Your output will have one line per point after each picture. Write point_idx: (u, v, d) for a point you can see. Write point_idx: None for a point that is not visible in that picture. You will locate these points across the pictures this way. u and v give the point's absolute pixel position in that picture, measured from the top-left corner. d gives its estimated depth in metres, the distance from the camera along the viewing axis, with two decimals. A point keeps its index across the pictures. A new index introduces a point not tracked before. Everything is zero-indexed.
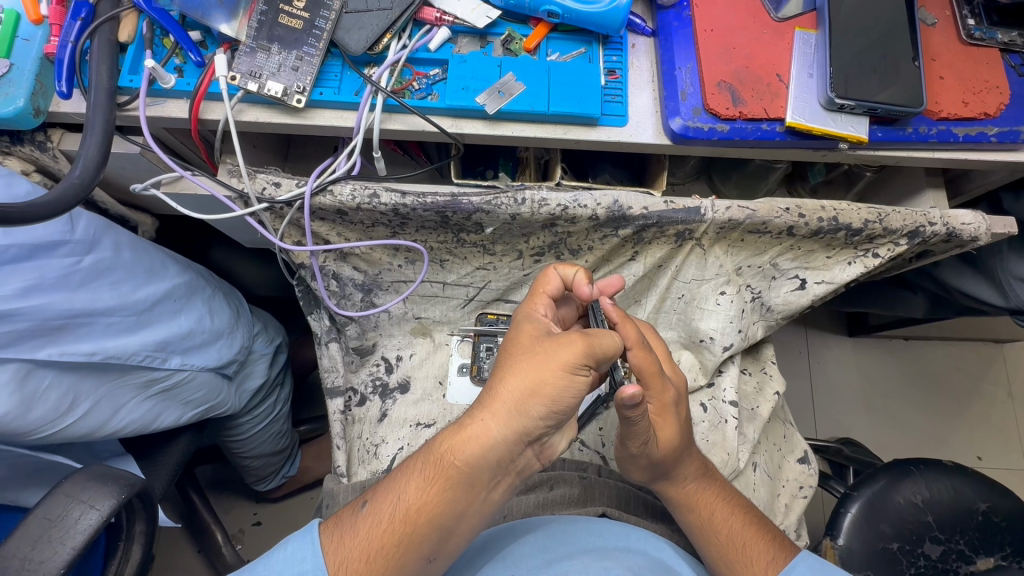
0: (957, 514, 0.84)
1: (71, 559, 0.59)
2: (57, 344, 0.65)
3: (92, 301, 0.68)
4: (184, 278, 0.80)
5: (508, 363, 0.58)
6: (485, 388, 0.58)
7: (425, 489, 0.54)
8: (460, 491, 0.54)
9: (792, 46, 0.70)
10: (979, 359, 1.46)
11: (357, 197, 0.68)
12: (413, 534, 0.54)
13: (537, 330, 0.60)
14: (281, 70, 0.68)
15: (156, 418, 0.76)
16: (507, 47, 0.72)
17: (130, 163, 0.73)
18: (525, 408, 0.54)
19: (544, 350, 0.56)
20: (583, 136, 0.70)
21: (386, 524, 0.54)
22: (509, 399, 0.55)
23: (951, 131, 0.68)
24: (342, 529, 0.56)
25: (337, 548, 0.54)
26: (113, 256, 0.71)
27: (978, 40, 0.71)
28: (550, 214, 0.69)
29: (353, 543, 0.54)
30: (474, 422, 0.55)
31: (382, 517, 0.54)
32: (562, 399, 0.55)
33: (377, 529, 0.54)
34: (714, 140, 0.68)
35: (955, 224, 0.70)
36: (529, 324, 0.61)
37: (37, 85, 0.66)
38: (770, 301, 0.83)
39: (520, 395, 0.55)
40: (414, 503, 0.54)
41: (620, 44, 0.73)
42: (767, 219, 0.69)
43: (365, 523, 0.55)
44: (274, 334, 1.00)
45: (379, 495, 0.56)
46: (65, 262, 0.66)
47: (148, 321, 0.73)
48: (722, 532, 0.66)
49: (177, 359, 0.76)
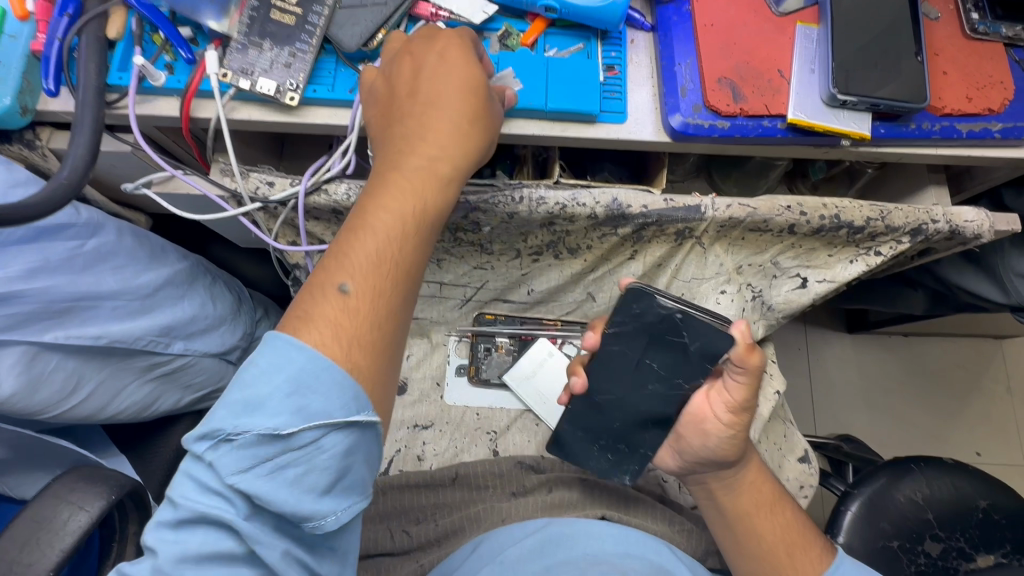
0: (958, 513, 0.84)
1: (61, 561, 0.58)
2: (63, 327, 0.64)
3: (95, 284, 0.66)
4: (184, 265, 0.78)
5: (424, 131, 0.56)
6: (394, 145, 0.56)
7: (398, 242, 0.52)
8: (409, 284, 0.53)
9: (794, 41, 0.68)
10: (979, 355, 1.46)
11: (352, 197, 0.67)
12: (394, 284, 0.51)
13: (437, 104, 0.57)
14: (273, 67, 0.66)
15: (155, 402, 0.75)
16: (504, 43, 0.70)
17: (121, 163, 0.72)
18: (467, 151, 0.57)
19: (468, 123, 0.57)
20: (581, 133, 0.69)
21: (376, 288, 0.49)
22: (418, 183, 0.54)
23: (954, 127, 0.67)
24: (330, 314, 0.47)
25: (332, 326, 0.47)
26: (116, 242, 0.70)
27: (983, 35, 0.70)
28: (548, 212, 0.68)
29: (334, 311, 0.48)
30: (428, 194, 0.55)
31: (370, 290, 0.49)
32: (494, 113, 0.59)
33: (366, 312, 0.49)
34: (715, 137, 0.67)
35: (958, 222, 0.69)
36: (434, 128, 0.56)
37: (24, 82, 0.65)
38: (772, 299, 0.82)
39: (461, 147, 0.57)
40: (394, 251, 0.52)
41: (619, 39, 0.72)
42: (768, 216, 0.69)
43: (355, 310, 0.48)
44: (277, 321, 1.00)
45: (338, 327, 0.47)
46: (69, 245, 0.65)
47: (151, 306, 0.72)
48: (778, 522, 0.66)
49: (180, 344, 0.75)
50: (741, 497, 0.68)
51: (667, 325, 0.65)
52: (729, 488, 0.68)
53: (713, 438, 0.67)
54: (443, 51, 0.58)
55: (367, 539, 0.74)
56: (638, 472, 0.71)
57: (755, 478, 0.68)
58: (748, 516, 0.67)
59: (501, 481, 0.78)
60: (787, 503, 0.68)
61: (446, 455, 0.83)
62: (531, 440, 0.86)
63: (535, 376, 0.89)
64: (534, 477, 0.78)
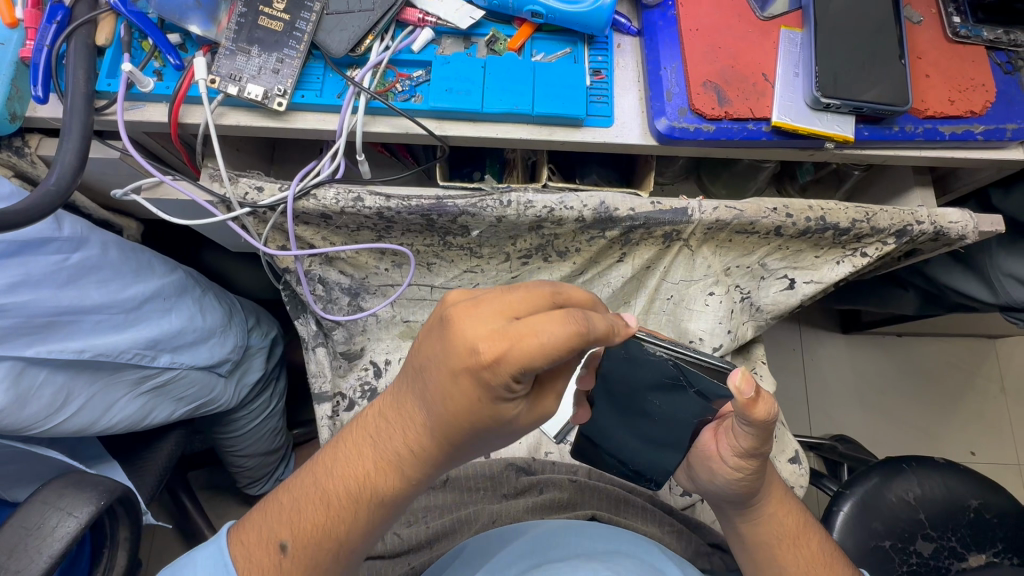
0: (949, 512, 0.84)
1: (50, 567, 0.58)
2: (45, 342, 0.64)
3: (79, 298, 0.67)
4: (172, 277, 0.78)
5: (440, 420, 0.50)
6: (435, 375, 0.49)
7: (377, 468, 0.53)
8: (354, 557, 0.55)
9: (777, 45, 0.69)
10: (972, 354, 1.46)
11: (341, 201, 0.67)
12: (333, 561, 0.53)
13: (471, 358, 0.46)
14: (261, 73, 0.67)
15: (147, 415, 0.75)
16: (491, 48, 0.71)
17: (110, 170, 0.72)
18: (472, 403, 0.48)
19: (479, 437, 0.51)
20: (568, 137, 0.69)
21: (338, 503, 0.53)
22: (442, 418, 0.50)
23: (937, 130, 0.68)
24: (264, 566, 0.52)
25: (291, 526, 0.53)
26: (100, 255, 0.70)
27: (964, 38, 0.70)
28: (536, 216, 0.69)
29: (305, 523, 0.53)
30: (412, 470, 0.53)
31: (309, 553, 0.52)
32: (540, 351, 0.44)
33: (328, 510, 0.53)
34: (700, 140, 0.67)
35: (942, 223, 0.70)
36: (449, 402, 0.48)
37: (13, 89, 0.65)
38: (760, 301, 0.83)
39: (467, 396, 0.48)
40: (371, 486, 0.53)
41: (606, 43, 0.72)
42: (754, 219, 0.69)
43: (319, 501, 0.53)
44: (271, 327, 1.00)
45: (300, 531, 0.53)
46: (52, 259, 0.65)
47: (137, 319, 0.72)
48: (803, 555, 0.63)
49: (167, 357, 0.75)
50: (760, 529, 0.65)
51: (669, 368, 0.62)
52: (749, 518, 0.66)
53: (721, 476, 0.65)
54: (521, 325, 0.45)
55: None
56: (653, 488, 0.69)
57: (777, 510, 0.66)
58: (768, 547, 0.64)
59: (492, 484, 0.78)
60: (813, 534, 0.66)
61: None
62: (522, 442, 0.84)
63: None
64: (525, 479, 0.78)
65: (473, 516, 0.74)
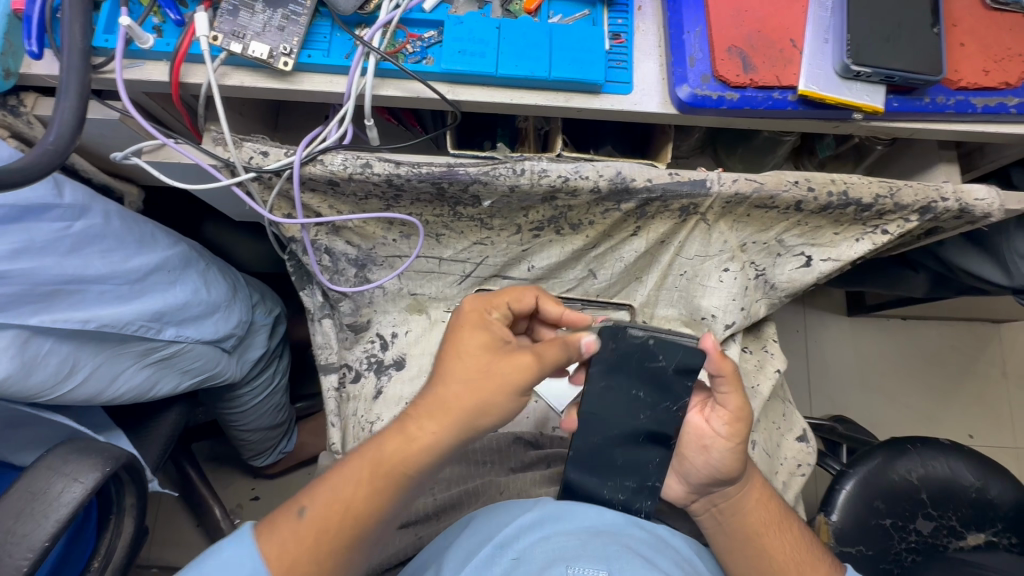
0: (952, 494, 0.84)
1: (57, 532, 0.57)
2: (50, 311, 0.63)
3: (83, 268, 0.65)
4: (177, 250, 0.76)
5: (444, 376, 0.56)
6: (449, 342, 0.59)
7: (394, 443, 0.54)
8: (365, 529, 0.53)
9: (807, 9, 0.66)
10: (975, 338, 1.46)
11: (349, 167, 0.65)
12: (343, 527, 0.52)
13: (478, 316, 0.60)
14: (266, 30, 0.64)
15: (153, 387, 0.75)
16: (506, 9, 0.69)
17: (109, 132, 0.70)
18: (479, 345, 0.57)
19: (474, 383, 0.54)
20: (585, 104, 0.67)
21: (358, 477, 0.53)
22: (453, 371, 0.56)
23: (969, 101, 0.65)
24: (281, 540, 0.51)
25: (311, 496, 0.54)
26: (104, 225, 0.68)
27: (1002, 5, 0.67)
28: (550, 185, 0.66)
29: (324, 496, 0.53)
30: (418, 431, 0.54)
31: (323, 520, 0.52)
32: (517, 297, 0.66)
33: (347, 481, 0.53)
34: (723, 109, 0.65)
35: (968, 199, 0.68)
36: (457, 355, 0.56)
37: (6, 44, 0.62)
38: (775, 277, 0.82)
39: (469, 337, 0.58)
40: (383, 456, 0.54)
41: (626, 6, 0.69)
42: (774, 192, 0.67)
43: (339, 475, 0.54)
44: (273, 305, 0.97)
45: (319, 502, 0.53)
46: (55, 226, 0.64)
47: (142, 290, 0.71)
48: (788, 541, 0.64)
49: (172, 330, 0.73)
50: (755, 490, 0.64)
51: (643, 356, 0.65)
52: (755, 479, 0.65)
53: (716, 452, 0.65)
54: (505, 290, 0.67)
55: None
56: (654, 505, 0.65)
57: (760, 496, 0.67)
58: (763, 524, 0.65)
59: (499, 457, 0.78)
60: (792, 522, 0.67)
61: None
62: (529, 417, 0.85)
63: None
64: (533, 453, 0.78)
65: (481, 489, 0.73)
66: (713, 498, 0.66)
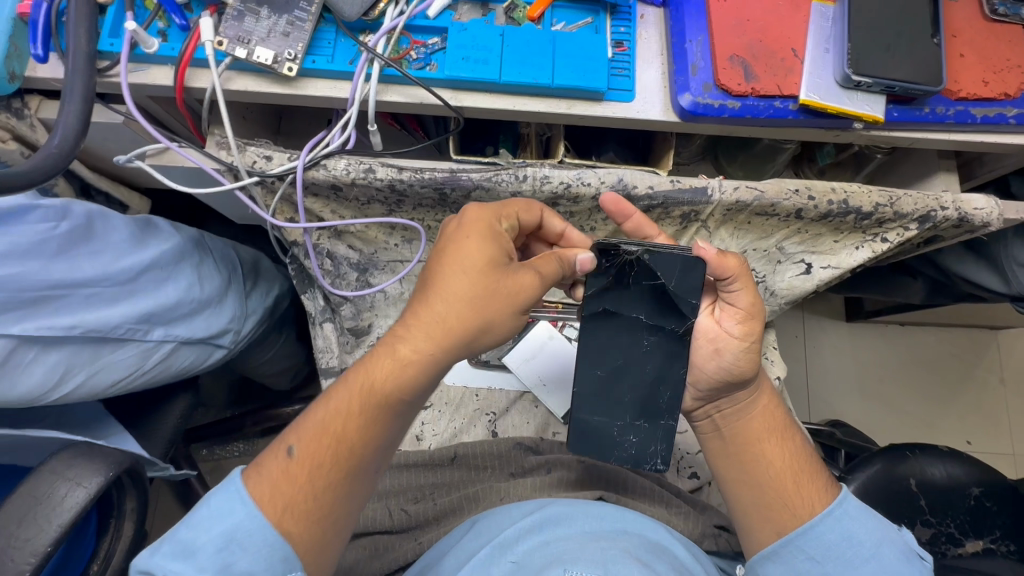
0: (950, 500, 0.84)
1: (59, 537, 0.57)
2: (34, 318, 0.62)
3: (69, 272, 0.64)
4: (174, 241, 0.76)
5: (438, 294, 0.55)
6: (444, 255, 0.57)
7: (389, 368, 0.54)
8: (361, 461, 0.54)
9: (808, 19, 0.66)
10: (974, 345, 1.46)
11: (352, 172, 0.65)
12: (337, 461, 0.53)
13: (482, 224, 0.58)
14: (270, 35, 0.64)
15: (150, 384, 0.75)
16: (510, 16, 0.70)
17: (112, 135, 0.70)
18: (478, 260, 0.56)
19: (475, 300, 0.55)
20: (588, 111, 0.67)
21: (349, 404, 0.54)
22: (449, 287, 0.55)
23: (969, 111, 0.66)
24: (273, 478, 0.52)
25: (299, 432, 0.54)
26: (89, 226, 0.66)
27: (1001, 16, 0.68)
28: (552, 191, 0.67)
29: (312, 429, 0.54)
30: (412, 353, 0.54)
31: (315, 452, 0.53)
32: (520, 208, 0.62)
33: (338, 409, 0.54)
34: (724, 117, 0.65)
35: (967, 209, 0.68)
36: (450, 271, 0.55)
37: (11, 47, 0.63)
38: (775, 284, 0.83)
39: (469, 249, 0.56)
40: (377, 379, 0.54)
41: (629, 14, 0.70)
42: (775, 200, 0.67)
43: (330, 404, 0.54)
44: (274, 284, 0.97)
45: (307, 437, 0.53)
46: (40, 228, 0.62)
47: (131, 292, 0.70)
48: (785, 451, 0.65)
49: (161, 330, 0.73)
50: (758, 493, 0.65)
51: (639, 272, 0.64)
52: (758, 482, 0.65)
53: (728, 354, 0.66)
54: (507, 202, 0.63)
55: (368, 517, 0.73)
56: (668, 448, 0.65)
57: (768, 403, 0.68)
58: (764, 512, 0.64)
59: (499, 462, 0.78)
60: (796, 433, 0.67)
61: (446, 437, 0.82)
62: (530, 421, 0.84)
63: (535, 358, 0.87)
64: (533, 458, 0.78)
65: (481, 495, 0.73)
66: (718, 405, 0.68)
